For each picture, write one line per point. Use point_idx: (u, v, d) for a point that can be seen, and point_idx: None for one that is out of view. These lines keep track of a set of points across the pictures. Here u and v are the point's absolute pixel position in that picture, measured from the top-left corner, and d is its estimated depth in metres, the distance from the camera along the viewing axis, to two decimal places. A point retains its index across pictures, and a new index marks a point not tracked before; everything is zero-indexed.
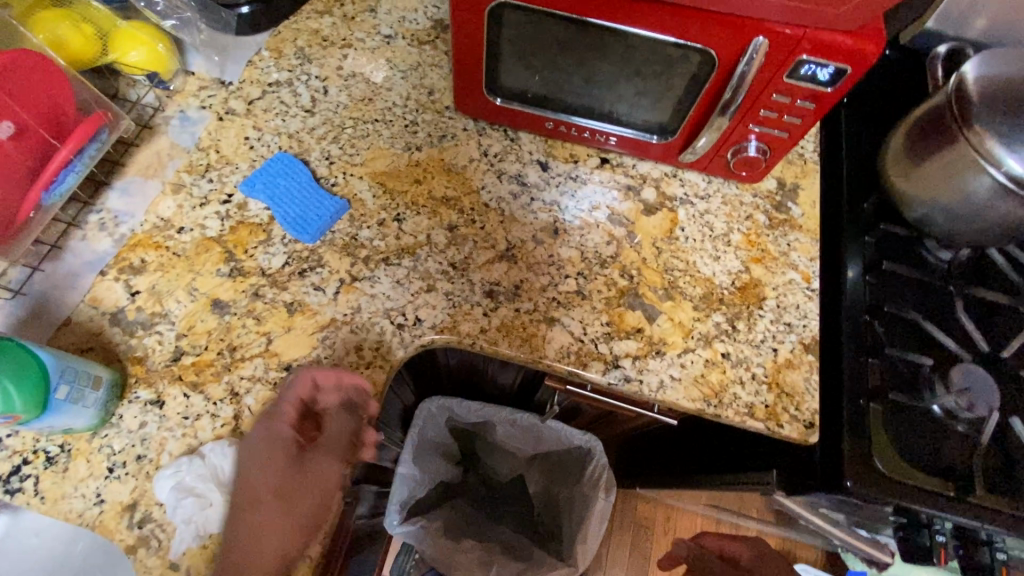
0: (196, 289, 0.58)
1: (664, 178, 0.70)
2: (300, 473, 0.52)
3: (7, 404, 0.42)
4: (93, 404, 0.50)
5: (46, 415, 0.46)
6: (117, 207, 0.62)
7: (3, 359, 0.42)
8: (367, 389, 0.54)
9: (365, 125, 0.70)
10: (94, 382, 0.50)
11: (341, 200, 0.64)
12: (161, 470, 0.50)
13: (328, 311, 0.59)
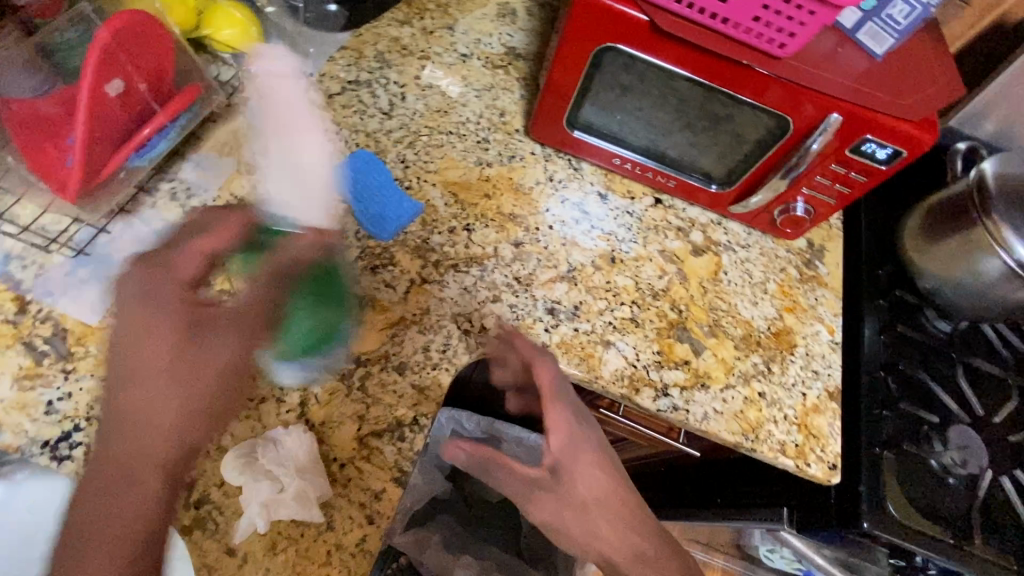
0: (267, 271, 0.58)
1: (710, 224, 0.75)
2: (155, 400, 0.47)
3: (297, 317, 0.53)
4: (299, 386, 0.54)
5: (284, 358, 0.53)
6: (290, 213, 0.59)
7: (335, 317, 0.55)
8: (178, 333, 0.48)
9: (439, 136, 0.72)
10: (323, 383, 0.55)
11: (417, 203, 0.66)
12: (229, 450, 0.50)
13: (398, 309, 0.59)
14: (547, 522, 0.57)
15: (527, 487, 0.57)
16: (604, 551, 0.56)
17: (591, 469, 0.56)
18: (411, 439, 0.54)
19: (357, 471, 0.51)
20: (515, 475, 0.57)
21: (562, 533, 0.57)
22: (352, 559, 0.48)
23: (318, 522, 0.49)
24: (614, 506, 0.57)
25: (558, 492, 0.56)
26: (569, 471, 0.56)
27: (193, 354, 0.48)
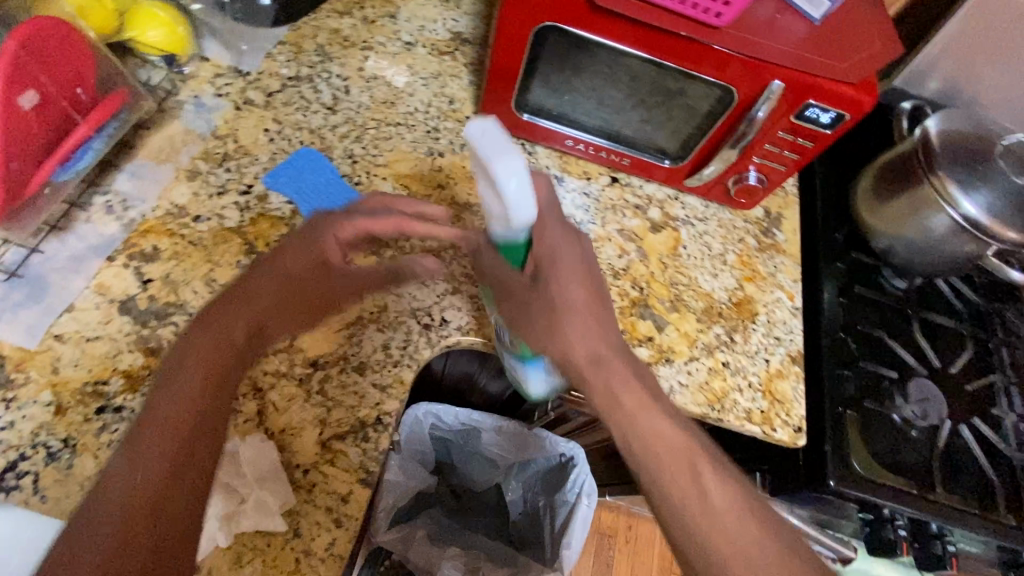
0: (215, 280, 0.56)
1: (668, 200, 0.75)
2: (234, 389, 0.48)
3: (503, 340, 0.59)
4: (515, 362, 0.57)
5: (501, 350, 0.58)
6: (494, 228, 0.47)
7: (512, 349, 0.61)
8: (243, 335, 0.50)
9: (387, 128, 0.70)
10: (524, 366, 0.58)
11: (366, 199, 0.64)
12: None
13: (355, 309, 0.58)
14: (518, 326, 0.51)
15: (517, 275, 0.50)
16: (575, 365, 0.49)
17: (573, 276, 0.51)
18: (374, 438, 0.53)
19: (322, 476, 0.50)
20: (503, 279, 0.50)
21: (533, 344, 0.50)
22: (322, 563, 0.47)
23: (284, 529, 0.48)
24: (591, 318, 0.50)
25: (542, 303, 0.49)
26: (552, 270, 0.50)
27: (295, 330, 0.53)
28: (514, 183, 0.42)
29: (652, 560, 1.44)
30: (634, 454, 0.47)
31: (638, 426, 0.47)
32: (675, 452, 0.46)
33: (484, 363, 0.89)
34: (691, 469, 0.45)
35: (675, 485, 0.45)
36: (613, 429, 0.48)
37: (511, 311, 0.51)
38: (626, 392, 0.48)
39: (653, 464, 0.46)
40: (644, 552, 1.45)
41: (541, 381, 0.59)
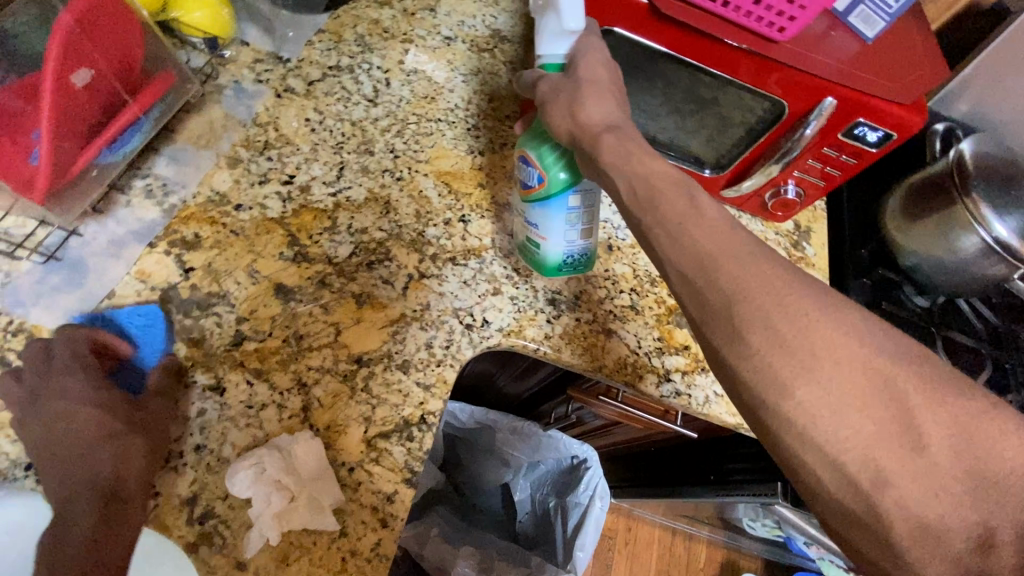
0: (257, 271, 0.55)
1: None
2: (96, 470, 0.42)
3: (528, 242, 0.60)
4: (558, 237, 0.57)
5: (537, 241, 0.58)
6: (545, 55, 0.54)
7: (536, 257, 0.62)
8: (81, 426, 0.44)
9: (428, 123, 0.69)
10: (565, 232, 0.57)
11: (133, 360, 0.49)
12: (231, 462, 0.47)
13: (398, 306, 0.57)
14: (545, 102, 0.51)
15: (552, 80, 0.52)
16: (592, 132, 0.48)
17: (598, 65, 0.51)
18: (419, 438, 0.52)
19: (367, 475, 0.49)
20: (539, 87, 0.52)
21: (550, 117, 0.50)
22: (368, 564, 0.46)
23: (330, 529, 0.47)
24: (607, 95, 0.50)
25: (569, 91, 0.50)
26: (582, 57, 0.51)
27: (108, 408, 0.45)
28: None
29: (649, 563, 1.46)
30: (671, 252, 0.40)
31: (644, 170, 0.44)
32: (676, 181, 0.43)
33: (503, 365, 0.88)
34: (698, 200, 0.41)
35: (682, 210, 0.41)
36: (616, 172, 0.45)
37: (544, 100, 0.51)
38: (635, 147, 0.46)
39: (687, 232, 0.40)
40: (642, 555, 1.46)
41: (560, 235, 0.57)
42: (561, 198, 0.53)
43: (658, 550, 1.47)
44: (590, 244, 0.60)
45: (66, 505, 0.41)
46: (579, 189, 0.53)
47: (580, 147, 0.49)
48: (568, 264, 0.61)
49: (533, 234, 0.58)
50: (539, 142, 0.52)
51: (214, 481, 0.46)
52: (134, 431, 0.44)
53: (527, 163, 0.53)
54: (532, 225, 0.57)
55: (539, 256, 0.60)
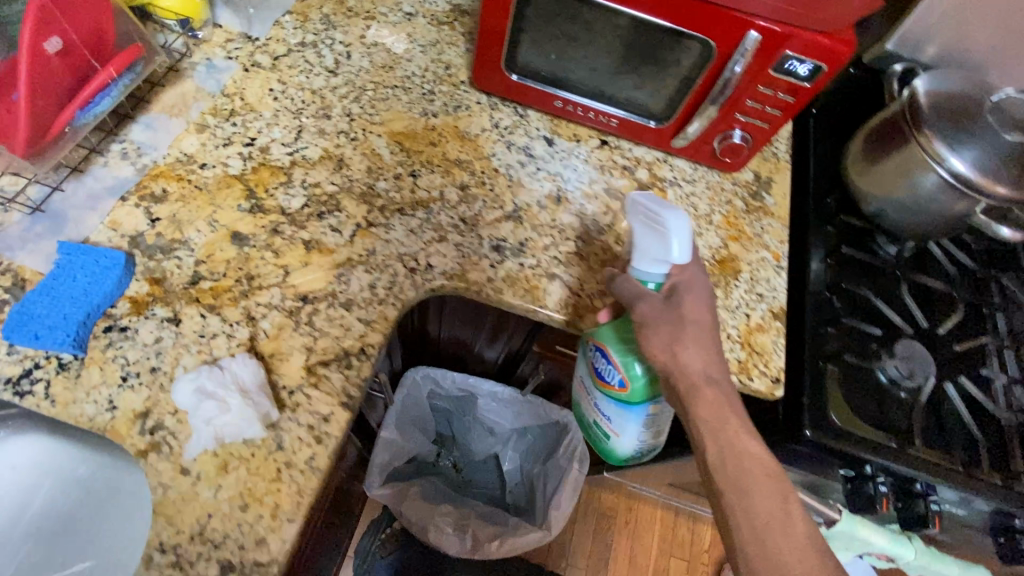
0: (217, 220, 0.61)
1: (656, 162, 0.77)
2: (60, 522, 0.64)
3: (596, 428, 0.68)
4: (631, 435, 0.64)
5: (608, 433, 0.66)
6: (644, 274, 0.58)
7: (599, 440, 0.70)
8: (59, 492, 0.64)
9: (384, 90, 0.74)
10: (634, 431, 0.64)
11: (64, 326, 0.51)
12: (179, 377, 0.52)
13: (344, 251, 0.62)
14: (643, 327, 0.56)
15: (654, 304, 0.56)
16: (691, 390, 0.54)
17: (700, 306, 0.58)
18: (357, 366, 0.56)
19: (306, 397, 0.53)
20: (638, 306, 0.57)
21: (648, 345, 0.55)
22: (302, 474, 0.50)
23: (267, 443, 0.51)
24: (709, 353, 0.56)
25: (672, 328, 0.55)
26: (685, 294, 0.57)
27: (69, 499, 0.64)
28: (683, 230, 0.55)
29: (650, 542, 1.46)
30: (748, 542, 0.49)
31: (737, 447, 0.52)
32: (769, 474, 0.51)
33: (474, 330, 0.93)
34: (788, 508, 0.50)
35: (773, 513, 0.49)
36: (710, 441, 0.53)
37: (643, 319, 0.56)
38: (729, 413, 0.54)
39: (770, 536, 0.49)
40: (644, 534, 1.47)
41: (631, 432, 0.64)
42: (639, 402, 0.60)
43: (659, 529, 1.48)
44: (655, 438, 0.67)
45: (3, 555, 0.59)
46: (656, 398, 0.61)
47: (674, 388, 0.55)
48: (633, 453, 0.68)
49: (605, 424, 0.65)
50: (625, 352, 0.59)
51: (165, 398, 0.51)
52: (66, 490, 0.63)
53: (610, 362, 0.60)
54: (605, 415, 0.64)
55: (607, 442, 0.67)
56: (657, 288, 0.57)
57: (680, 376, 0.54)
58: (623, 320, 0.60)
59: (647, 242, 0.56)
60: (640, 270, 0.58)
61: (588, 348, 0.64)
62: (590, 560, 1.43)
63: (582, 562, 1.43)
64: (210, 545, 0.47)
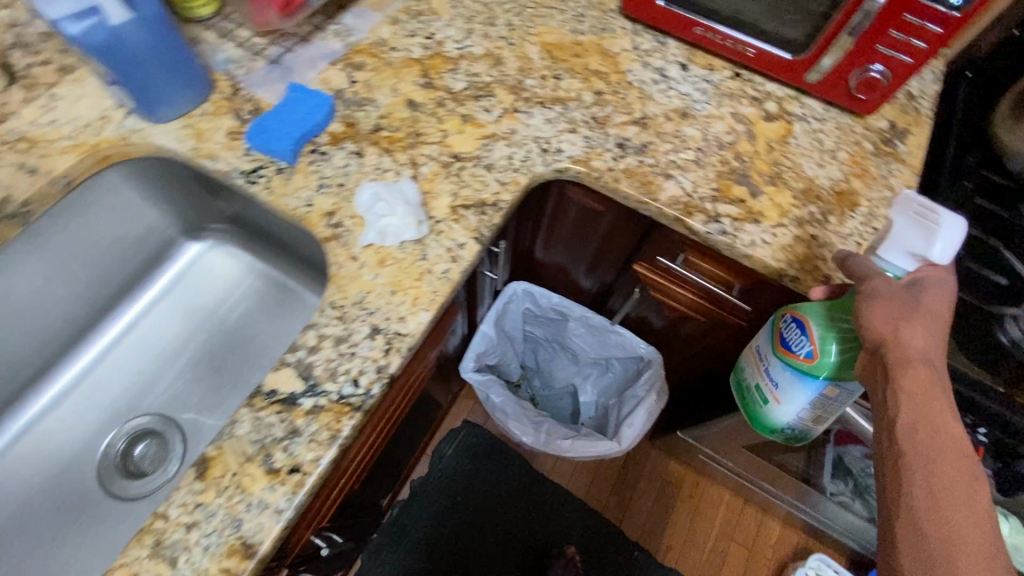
0: (398, 89, 0.75)
1: (787, 98, 0.80)
2: (245, 325, 0.85)
3: (756, 394, 0.72)
4: (792, 410, 0.67)
5: (767, 401, 0.70)
6: (887, 262, 0.57)
7: (752, 406, 0.74)
8: (249, 302, 0.86)
9: (542, 9, 0.85)
10: (795, 407, 0.67)
11: (288, 139, 0.67)
12: (361, 187, 0.66)
13: (492, 127, 0.73)
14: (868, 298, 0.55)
15: (893, 284, 0.55)
16: (903, 361, 0.52)
17: (943, 300, 0.54)
18: (491, 214, 0.67)
19: (448, 227, 0.65)
20: (872, 282, 0.56)
21: (871, 318, 0.54)
22: (438, 280, 0.62)
23: (415, 253, 0.64)
24: (931, 335, 0.53)
25: (903, 308, 0.53)
26: (930, 281, 0.54)
27: (253, 312, 0.85)
28: (951, 229, 0.53)
29: (712, 521, 1.44)
30: (924, 509, 0.48)
31: (934, 422, 0.50)
32: (962, 454, 0.49)
33: (577, 254, 1.01)
34: (978, 490, 0.48)
35: (958, 490, 0.48)
36: (905, 408, 0.51)
37: (872, 293, 0.55)
38: (935, 390, 0.52)
39: (952, 511, 0.47)
40: (706, 511, 1.44)
41: (794, 405, 0.67)
42: (816, 380, 0.63)
43: (724, 513, 1.45)
44: (814, 423, 0.69)
45: (219, 338, 0.84)
46: (835, 382, 0.63)
47: (883, 359, 0.54)
48: (785, 427, 0.71)
49: (769, 389, 0.69)
50: (827, 331, 0.61)
51: (347, 207, 0.65)
52: (259, 302, 0.85)
53: (805, 334, 0.62)
54: (772, 382, 0.68)
55: (761, 408, 0.72)
56: (900, 279, 0.56)
57: (897, 347, 0.52)
58: (842, 302, 0.61)
59: (908, 233, 0.54)
60: (884, 258, 0.57)
61: (782, 319, 0.66)
62: (647, 521, 1.43)
63: (639, 520, 1.43)
64: (365, 312, 0.60)
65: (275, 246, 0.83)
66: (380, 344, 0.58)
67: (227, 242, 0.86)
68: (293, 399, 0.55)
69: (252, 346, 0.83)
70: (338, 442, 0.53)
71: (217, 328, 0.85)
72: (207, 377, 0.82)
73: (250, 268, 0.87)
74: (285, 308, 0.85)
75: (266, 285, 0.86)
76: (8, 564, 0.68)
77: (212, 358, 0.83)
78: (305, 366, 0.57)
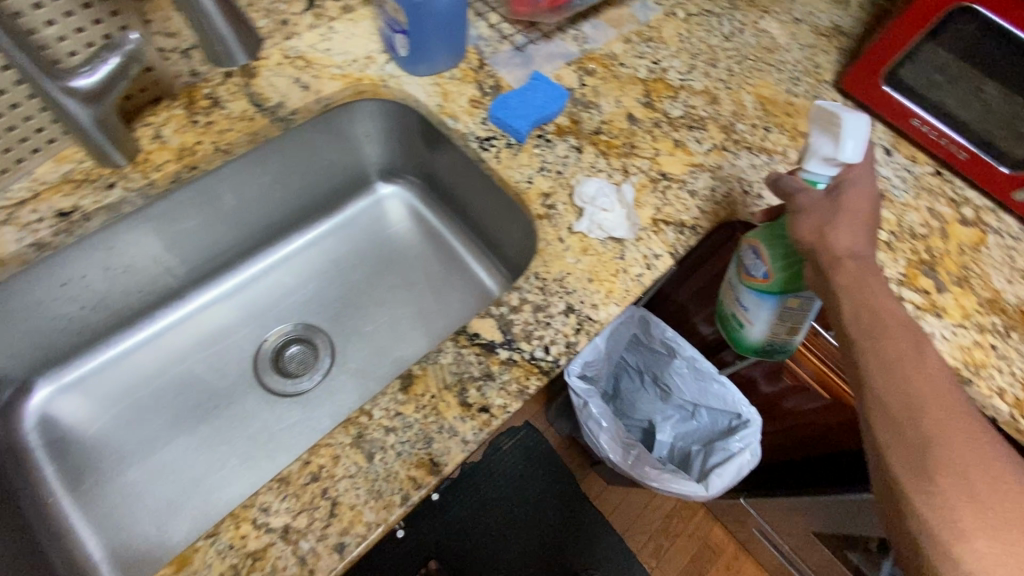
0: (621, 101, 0.81)
1: (984, 208, 0.81)
2: (407, 270, 0.93)
3: (731, 319, 0.73)
4: (764, 326, 0.69)
5: (742, 325, 0.71)
6: (811, 173, 0.59)
7: (729, 332, 0.75)
8: (416, 253, 0.94)
9: (761, 65, 0.89)
10: (766, 322, 0.69)
11: (528, 118, 0.74)
12: (581, 181, 0.72)
13: (700, 158, 0.77)
14: (797, 213, 0.59)
15: (815, 195, 0.59)
16: (833, 261, 0.56)
17: (862, 198, 0.59)
18: (688, 235, 0.71)
19: (648, 236, 0.70)
20: (797, 197, 0.60)
21: (798, 227, 0.58)
22: (632, 280, 0.66)
23: (616, 249, 0.68)
24: (855, 232, 0.57)
25: (829, 213, 0.57)
26: (849, 185, 0.58)
27: (418, 264, 0.93)
28: (858, 125, 0.54)
29: None
30: (879, 382, 0.51)
31: (874, 306, 0.54)
32: (905, 326, 0.53)
33: (707, 299, 1.03)
34: (922, 351, 0.51)
35: (904, 354, 0.52)
36: (846, 299, 0.55)
37: (798, 207, 0.59)
38: (870, 281, 0.56)
39: (903, 372, 0.51)
40: None
41: (765, 322, 0.68)
42: (778, 295, 0.65)
43: None
44: (789, 337, 0.71)
45: (380, 275, 0.92)
46: (795, 292, 0.65)
47: (815, 263, 0.57)
48: (763, 346, 0.72)
49: (739, 313, 0.71)
50: (773, 246, 0.64)
51: (561, 193, 0.71)
52: (425, 256, 0.94)
53: (757, 258, 0.65)
54: (740, 306, 0.70)
55: (738, 331, 0.73)
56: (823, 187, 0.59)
57: (824, 251, 0.56)
58: (778, 222, 0.64)
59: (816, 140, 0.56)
60: (808, 170, 0.59)
61: (740, 248, 0.69)
62: None
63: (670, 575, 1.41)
64: (564, 290, 0.65)
65: (459, 214, 0.91)
66: (572, 322, 0.63)
67: (413, 198, 0.95)
68: (492, 346, 0.60)
69: (411, 290, 0.91)
70: (524, 396, 0.58)
71: (380, 265, 0.93)
72: (365, 308, 0.90)
73: (425, 225, 0.95)
74: (446, 267, 0.92)
75: (434, 241, 0.94)
76: (193, 418, 0.80)
77: (371, 292, 0.91)
78: (505, 321, 0.62)
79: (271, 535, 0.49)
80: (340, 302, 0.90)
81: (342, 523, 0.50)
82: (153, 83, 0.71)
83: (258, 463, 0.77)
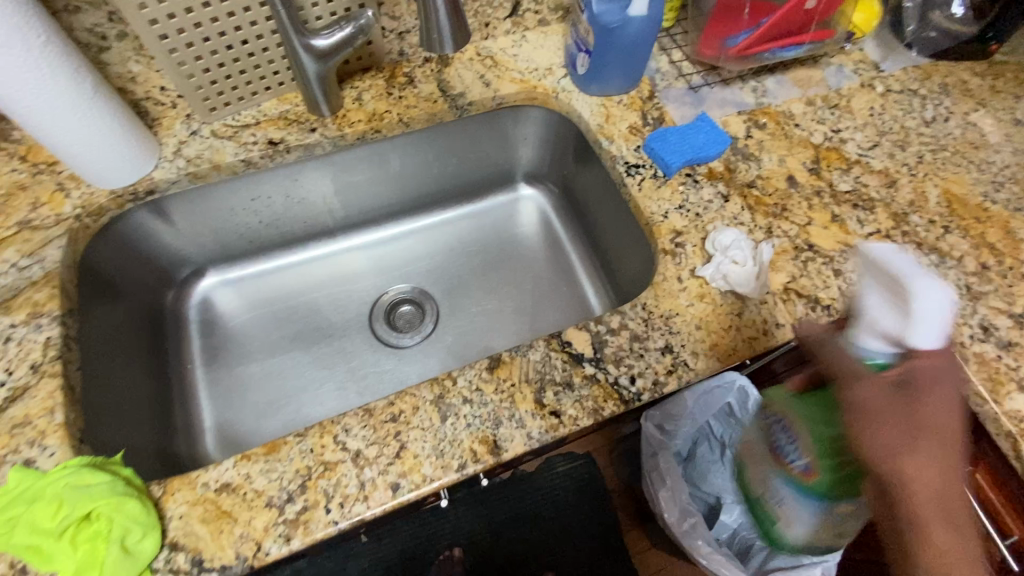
0: (785, 161, 0.77)
1: None
2: (522, 268, 0.97)
3: (767, 503, 0.69)
4: (807, 521, 0.64)
5: (779, 512, 0.67)
6: (867, 348, 0.45)
7: (764, 511, 0.72)
8: (535, 256, 0.98)
9: (960, 159, 0.80)
10: (807, 518, 0.64)
11: (683, 156, 0.74)
12: (717, 229, 0.70)
13: (857, 240, 0.72)
14: (860, 409, 0.43)
15: (880, 382, 0.43)
16: (918, 523, 0.41)
17: (935, 377, 0.42)
18: (819, 313, 0.66)
19: (774, 301, 0.66)
20: (852, 388, 0.44)
21: (864, 436, 0.43)
22: (743, 340, 0.64)
23: (734, 305, 0.66)
24: (949, 473, 0.42)
25: (893, 411, 0.42)
26: (923, 368, 0.42)
27: (534, 266, 0.98)
28: (932, 306, 0.40)
29: None
30: None
31: (939, 510, 0.41)
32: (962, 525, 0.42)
33: None
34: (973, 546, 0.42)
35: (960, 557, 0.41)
36: (908, 511, 0.41)
37: (860, 408, 0.43)
38: (940, 482, 0.42)
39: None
40: None
41: (804, 519, 0.64)
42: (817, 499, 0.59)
43: None
44: (826, 535, 0.67)
45: (497, 266, 0.98)
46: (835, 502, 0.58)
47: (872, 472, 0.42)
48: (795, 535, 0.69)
49: (776, 502, 0.66)
50: (816, 438, 0.55)
51: (694, 235, 0.70)
52: (542, 261, 0.97)
53: (795, 447, 0.59)
54: (776, 496, 0.66)
55: (773, 513, 0.69)
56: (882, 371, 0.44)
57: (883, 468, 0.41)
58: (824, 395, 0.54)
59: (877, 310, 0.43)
60: (859, 343, 0.46)
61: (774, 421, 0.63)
62: None
63: None
64: (668, 328, 0.64)
65: (586, 231, 0.94)
66: (667, 362, 0.62)
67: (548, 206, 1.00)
68: (581, 359, 0.61)
69: (520, 288, 0.95)
70: (598, 415, 0.58)
71: (500, 257, 0.99)
72: (475, 291, 0.96)
73: (551, 233, 0.99)
74: (559, 277, 0.95)
75: (554, 250, 0.98)
76: (309, 338, 0.92)
77: (484, 279, 0.97)
78: (601, 339, 0.63)
79: (344, 454, 0.55)
80: (456, 279, 0.97)
81: (402, 466, 0.55)
82: (368, 54, 0.83)
83: (347, 395, 0.87)
